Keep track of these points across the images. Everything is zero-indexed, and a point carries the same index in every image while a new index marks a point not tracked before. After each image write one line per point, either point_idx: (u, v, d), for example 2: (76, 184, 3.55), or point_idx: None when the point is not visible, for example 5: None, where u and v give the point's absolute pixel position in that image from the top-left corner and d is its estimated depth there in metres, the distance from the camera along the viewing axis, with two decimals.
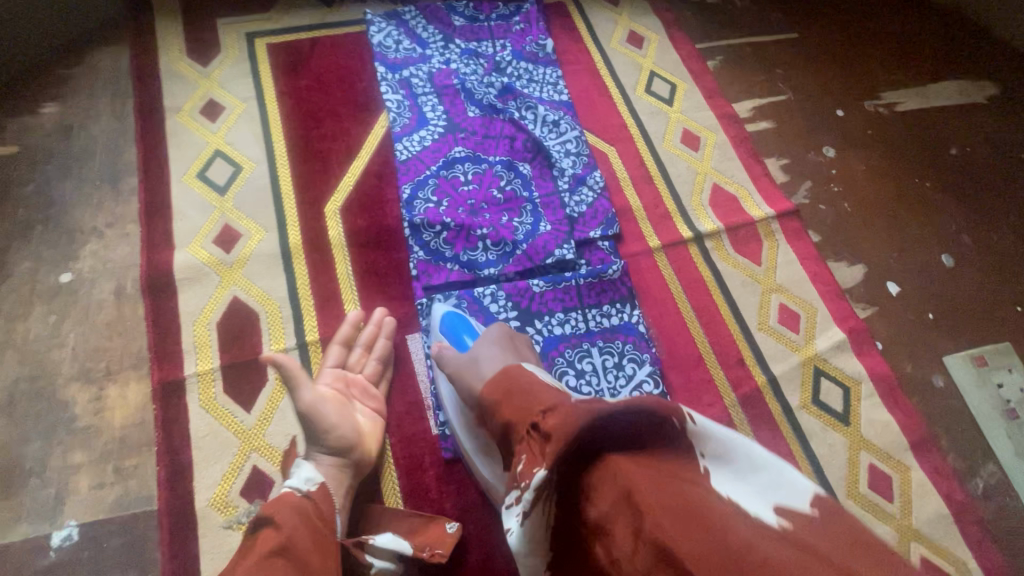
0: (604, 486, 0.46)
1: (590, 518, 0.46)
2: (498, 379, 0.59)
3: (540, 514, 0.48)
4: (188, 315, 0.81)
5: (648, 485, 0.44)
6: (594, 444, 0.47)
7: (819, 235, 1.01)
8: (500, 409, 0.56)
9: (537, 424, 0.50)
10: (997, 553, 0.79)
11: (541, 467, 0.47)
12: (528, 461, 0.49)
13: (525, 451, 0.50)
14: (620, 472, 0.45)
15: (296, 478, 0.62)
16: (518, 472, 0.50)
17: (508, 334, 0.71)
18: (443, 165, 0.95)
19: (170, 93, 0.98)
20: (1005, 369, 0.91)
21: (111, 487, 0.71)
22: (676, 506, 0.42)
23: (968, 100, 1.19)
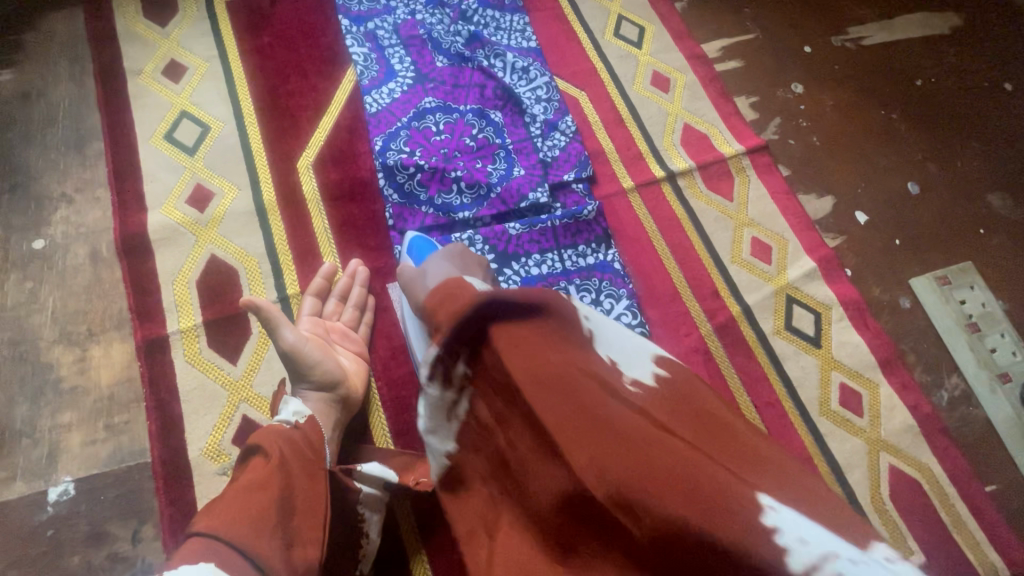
0: (491, 365, 0.51)
1: (492, 406, 0.53)
2: (440, 288, 0.56)
3: (443, 389, 0.56)
4: (167, 275, 0.81)
5: (522, 364, 0.48)
6: (492, 316, 0.50)
7: (788, 169, 1.02)
8: (431, 302, 0.57)
9: (460, 348, 0.53)
10: (960, 457, 0.84)
11: (433, 346, 0.53)
12: (436, 353, 0.54)
13: (441, 350, 0.54)
14: (500, 342, 0.49)
15: (285, 413, 0.64)
16: (427, 366, 0.55)
17: (460, 251, 0.70)
18: (414, 116, 0.95)
19: (130, 55, 0.96)
20: (967, 286, 0.94)
21: (103, 443, 0.73)
22: (545, 382, 0.47)
23: (933, 31, 1.20)
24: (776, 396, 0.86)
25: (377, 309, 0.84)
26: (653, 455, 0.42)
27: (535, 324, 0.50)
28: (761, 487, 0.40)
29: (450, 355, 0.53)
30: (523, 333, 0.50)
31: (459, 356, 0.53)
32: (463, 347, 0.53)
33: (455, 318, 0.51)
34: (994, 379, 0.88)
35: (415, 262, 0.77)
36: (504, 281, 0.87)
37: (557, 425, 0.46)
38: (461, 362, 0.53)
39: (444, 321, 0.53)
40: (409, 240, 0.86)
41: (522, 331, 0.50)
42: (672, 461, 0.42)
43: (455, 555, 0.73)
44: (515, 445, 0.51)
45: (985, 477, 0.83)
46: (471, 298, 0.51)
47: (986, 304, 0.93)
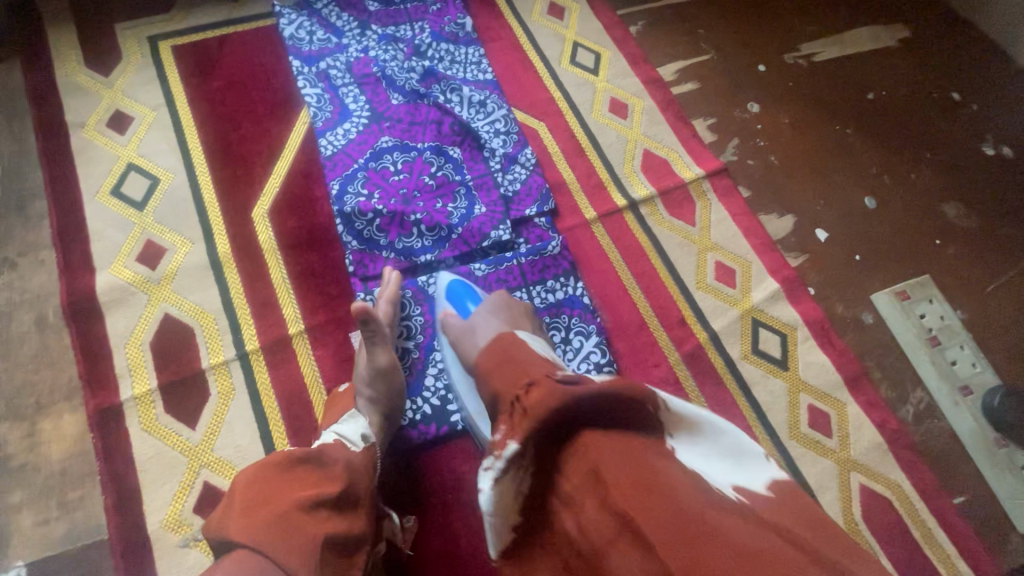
0: (575, 459, 0.46)
1: (562, 489, 0.47)
2: (492, 347, 0.61)
3: (513, 479, 0.49)
4: (119, 338, 0.79)
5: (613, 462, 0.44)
6: (580, 415, 0.47)
7: (749, 190, 1.03)
8: (491, 378, 0.58)
9: (518, 398, 0.51)
10: (928, 472, 0.85)
11: (513, 440, 0.48)
12: (505, 432, 0.50)
13: (503, 421, 0.52)
14: (596, 447, 0.45)
15: (354, 433, 0.68)
16: (494, 439, 0.51)
17: (505, 301, 0.74)
18: (371, 157, 0.94)
19: (73, 107, 0.93)
20: (926, 300, 0.96)
21: (57, 522, 0.70)
22: (640, 481, 0.42)
23: (881, 44, 1.22)
24: (746, 422, 0.86)
25: (341, 360, 0.82)
26: (770, 567, 0.38)
27: (623, 431, 0.47)
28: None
29: (529, 447, 0.48)
30: (618, 437, 0.46)
31: (531, 450, 0.48)
32: (540, 437, 0.48)
33: (539, 415, 0.48)
34: (956, 392, 0.90)
35: (462, 311, 0.78)
36: None
37: (648, 519, 0.41)
38: (518, 398, 0.51)
39: (510, 391, 0.54)
40: (373, 287, 0.85)
41: (611, 434, 0.46)
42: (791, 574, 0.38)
43: None
44: (588, 532, 0.43)
45: (953, 490, 0.84)
46: (555, 392, 0.48)
47: (945, 316, 0.95)
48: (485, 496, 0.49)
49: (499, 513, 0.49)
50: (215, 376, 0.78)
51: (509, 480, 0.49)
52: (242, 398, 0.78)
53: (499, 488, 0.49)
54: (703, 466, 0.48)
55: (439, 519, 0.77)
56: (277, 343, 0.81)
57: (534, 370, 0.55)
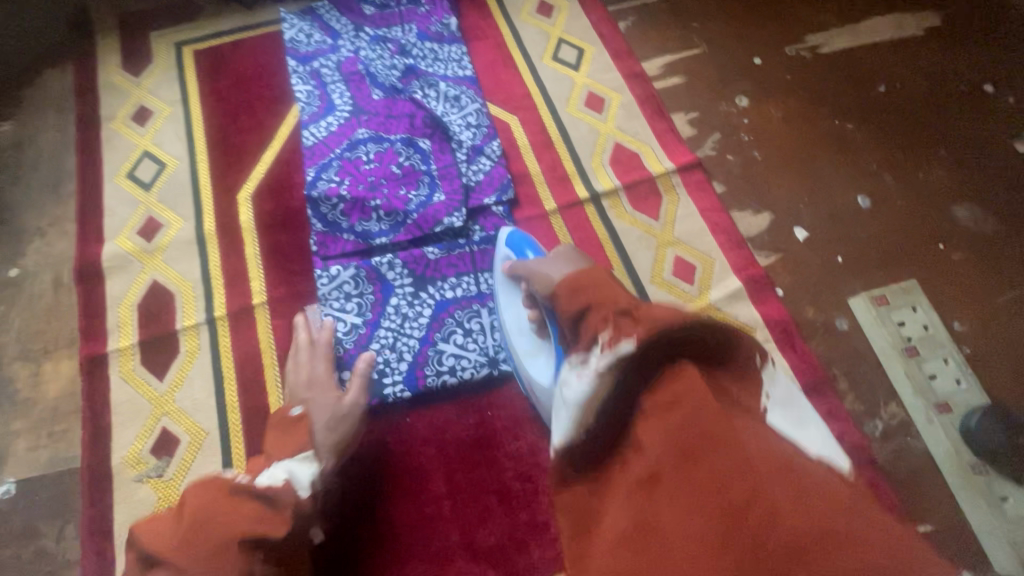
0: (661, 386, 0.46)
1: (635, 420, 0.46)
2: (575, 275, 0.61)
3: (593, 391, 0.49)
4: (114, 299, 0.91)
5: (668, 393, 0.45)
6: (683, 338, 0.47)
7: (723, 185, 0.99)
8: (575, 296, 0.58)
9: (628, 311, 0.51)
10: (889, 493, 0.77)
11: (627, 340, 0.48)
12: (603, 338, 0.51)
13: (600, 328, 0.53)
14: (681, 388, 0.45)
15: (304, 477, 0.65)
16: (600, 344, 0.51)
17: (576, 252, 0.71)
18: (346, 147, 1.01)
19: (107, 103, 1.08)
20: (908, 307, 0.88)
21: (43, 448, 0.82)
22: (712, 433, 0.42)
23: (902, 34, 1.12)
24: None
25: (295, 330, 0.89)
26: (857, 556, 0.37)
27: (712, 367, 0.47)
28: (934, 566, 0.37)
29: (643, 350, 0.48)
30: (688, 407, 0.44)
31: (654, 360, 0.47)
32: (660, 351, 0.47)
33: (651, 331, 0.48)
34: (932, 409, 0.81)
35: (521, 258, 0.83)
36: (417, 303, 0.90)
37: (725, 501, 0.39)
38: (625, 310, 0.52)
39: (605, 309, 0.54)
40: (330, 266, 0.91)
41: (710, 369, 0.47)
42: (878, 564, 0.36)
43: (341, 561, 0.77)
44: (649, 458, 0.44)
45: (918, 517, 0.76)
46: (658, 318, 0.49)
47: (930, 326, 0.86)
48: (575, 392, 0.51)
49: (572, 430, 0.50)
50: (185, 337, 0.88)
51: (605, 379, 0.49)
52: (205, 357, 0.87)
53: (591, 385, 0.50)
54: (793, 432, 0.47)
55: (384, 483, 0.81)
56: (243, 311, 0.90)
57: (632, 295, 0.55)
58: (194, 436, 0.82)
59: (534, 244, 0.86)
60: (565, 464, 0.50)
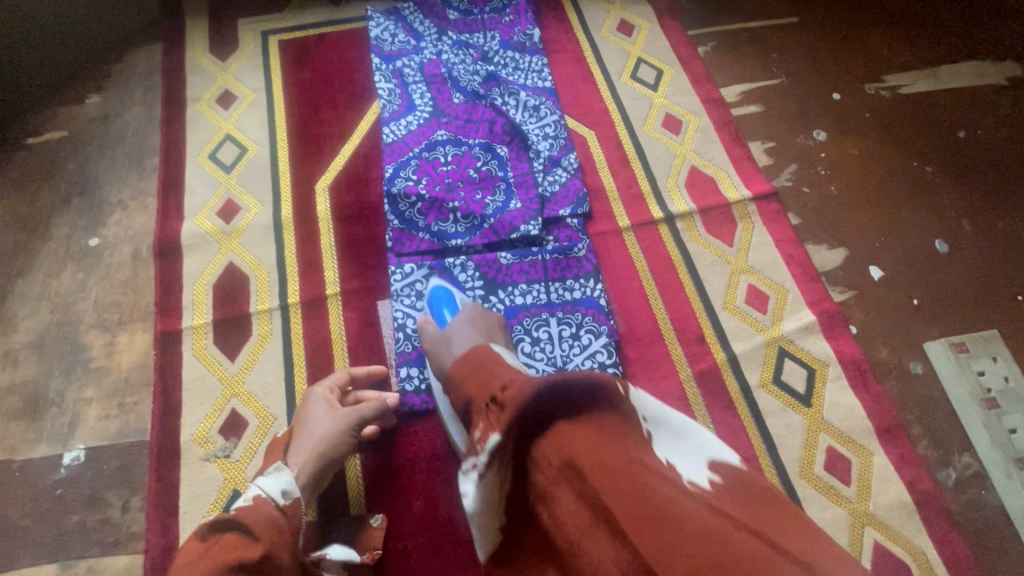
0: (548, 449, 0.51)
1: (537, 483, 0.51)
2: (467, 356, 0.66)
3: (495, 472, 0.54)
4: (190, 277, 0.92)
5: (554, 466, 0.50)
6: (539, 412, 0.52)
7: (799, 218, 0.99)
8: (466, 384, 0.63)
9: (495, 398, 0.57)
10: (962, 545, 0.76)
11: (494, 433, 0.54)
12: (484, 428, 0.56)
13: (481, 422, 0.58)
14: (567, 436, 0.50)
15: (273, 487, 0.64)
16: (474, 438, 0.57)
17: (482, 313, 0.76)
18: (425, 147, 1.02)
19: (194, 85, 1.10)
20: (988, 357, 0.87)
21: (114, 418, 0.83)
22: (611, 469, 0.47)
23: (985, 82, 1.12)
24: (754, 451, 0.82)
25: (365, 324, 0.89)
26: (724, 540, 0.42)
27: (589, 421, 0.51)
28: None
29: (508, 441, 0.53)
30: (592, 429, 0.50)
31: (508, 448, 0.53)
32: (518, 433, 0.52)
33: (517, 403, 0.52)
34: (1010, 463, 0.80)
35: (437, 317, 0.81)
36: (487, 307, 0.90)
37: (617, 501, 0.46)
38: (495, 398, 0.57)
39: (481, 396, 0.60)
40: (404, 263, 0.92)
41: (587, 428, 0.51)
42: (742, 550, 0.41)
43: (403, 561, 0.76)
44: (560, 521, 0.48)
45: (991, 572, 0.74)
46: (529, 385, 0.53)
47: (1009, 378, 0.85)
48: (469, 497, 0.57)
49: (484, 511, 0.57)
50: (258, 320, 0.89)
51: (492, 476, 0.55)
52: (276, 342, 0.87)
53: (481, 487, 0.56)
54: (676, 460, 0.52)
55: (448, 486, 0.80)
56: (316, 300, 0.91)
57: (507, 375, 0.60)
58: (262, 420, 0.82)
59: (454, 302, 0.83)
60: (495, 543, 0.58)
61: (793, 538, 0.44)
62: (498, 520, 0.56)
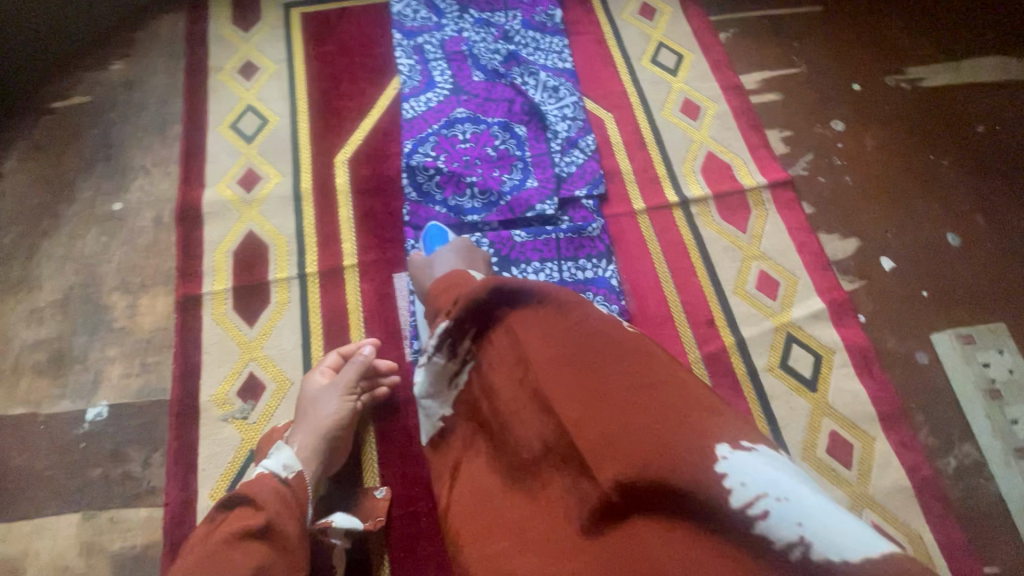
0: (498, 339, 0.56)
1: (486, 369, 0.57)
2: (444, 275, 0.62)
3: (447, 364, 0.59)
4: (211, 243, 0.94)
5: (502, 349, 0.55)
6: (498, 306, 0.56)
7: (813, 207, 0.99)
8: (439, 298, 0.59)
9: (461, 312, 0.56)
10: (957, 530, 0.78)
11: (444, 320, 0.56)
12: (442, 330, 0.57)
13: (444, 325, 0.57)
14: (517, 332, 0.55)
15: (274, 463, 0.68)
16: (433, 336, 0.58)
17: (467, 246, 0.79)
18: (444, 124, 1.02)
19: (216, 54, 1.11)
20: (994, 349, 0.88)
21: (136, 377, 0.85)
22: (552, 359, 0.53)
23: (1007, 77, 1.11)
24: (758, 433, 0.84)
25: (381, 295, 0.91)
26: (639, 415, 0.49)
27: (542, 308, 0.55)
28: (720, 435, 0.46)
29: (460, 326, 0.56)
30: (538, 320, 0.55)
31: (465, 335, 0.57)
32: (471, 323, 0.57)
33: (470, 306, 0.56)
34: (1010, 453, 0.82)
35: (426, 252, 0.86)
36: None
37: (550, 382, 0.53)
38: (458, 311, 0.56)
39: (449, 305, 0.58)
40: (420, 237, 0.94)
41: (531, 319, 0.55)
42: (654, 427, 0.47)
43: (413, 526, 0.78)
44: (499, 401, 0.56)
45: (985, 556, 0.76)
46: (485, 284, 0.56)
47: (1014, 370, 0.86)
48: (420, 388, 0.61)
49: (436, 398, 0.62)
50: (277, 288, 0.91)
51: (442, 360, 0.58)
52: (294, 309, 0.89)
53: (430, 373, 0.59)
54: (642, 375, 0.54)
55: None
56: (333, 270, 0.92)
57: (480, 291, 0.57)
58: (279, 384, 0.84)
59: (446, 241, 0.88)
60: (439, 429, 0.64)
61: (704, 411, 0.48)
62: (445, 403, 0.62)
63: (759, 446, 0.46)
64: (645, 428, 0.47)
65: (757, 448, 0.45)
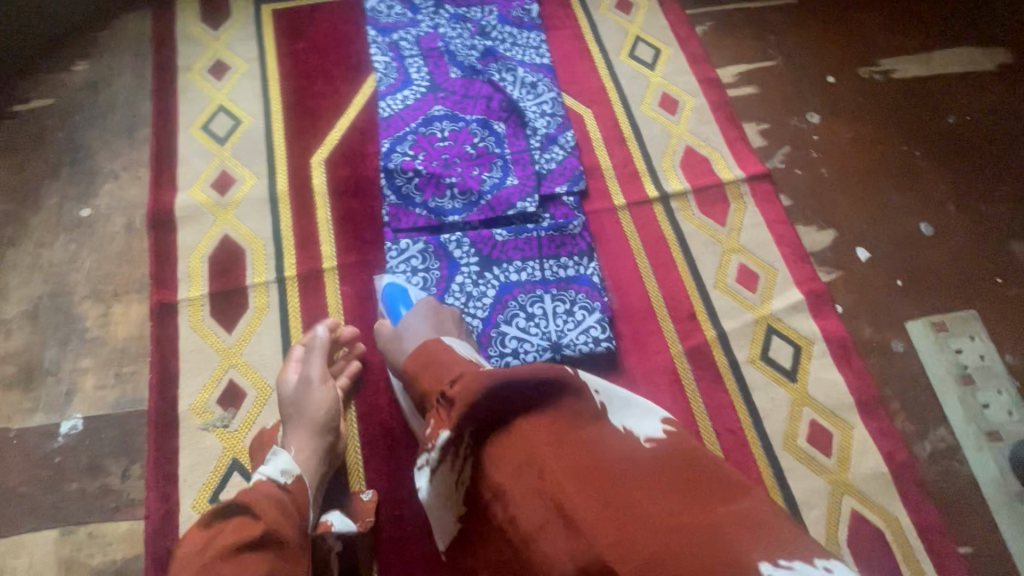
0: (506, 448, 0.52)
1: (492, 479, 0.52)
2: (419, 351, 0.66)
3: (451, 467, 0.55)
4: (185, 248, 0.92)
5: (513, 465, 0.50)
6: (501, 406, 0.53)
7: (790, 199, 1.01)
8: (421, 378, 0.63)
9: (444, 393, 0.57)
10: (933, 513, 0.80)
11: (444, 428, 0.54)
12: (436, 425, 0.56)
13: (434, 416, 0.58)
14: (527, 435, 0.51)
15: (273, 469, 0.66)
16: (427, 434, 0.58)
17: (436, 307, 0.78)
18: (422, 122, 1.01)
19: (185, 53, 1.08)
20: (966, 336, 0.90)
21: (112, 388, 0.83)
22: (571, 469, 0.48)
23: (975, 67, 1.13)
24: (740, 425, 0.85)
25: (362, 298, 0.90)
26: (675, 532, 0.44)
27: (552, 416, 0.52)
28: (761, 551, 0.42)
29: (463, 434, 0.53)
30: (546, 420, 0.52)
31: (466, 441, 0.54)
32: (470, 427, 0.53)
33: (467, 400, 0.53)
34: (983, 436, 0.84)
35: (394, 315, 0.84)
36: (482, 283, 0.91)
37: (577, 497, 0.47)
38: (444, 394, 0.57)
39: (434, 390, 0.61)
40: (400, 238, 0.93)
41: (544, 423, 0.52)
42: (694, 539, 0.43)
43: (399, 530, 0.78)
44: (517, 520, 0.49)
45: (959, 537, 0.79)
46: (480, 379, 0.54)
47: (985, 356, 0.89)
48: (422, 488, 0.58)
49: (443, 498, 0.58)
50: (255, 293, 0.89)
51: (447, 468, 0.55)
52: (273, 315, 0.88)
53: (435, 480, 0.56)
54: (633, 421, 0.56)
55: None
56: (313, 274, 0.91)
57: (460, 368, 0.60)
58: (260, 391, 0.83)
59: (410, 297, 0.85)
60: (453, 527, 0.59)
61: (733, 518, 0.45)
62: (456, 509, 0.58)
63: (798, 561, 0.41)
64: (683, 544, 0.43)
65: (795, 565, 0.41)
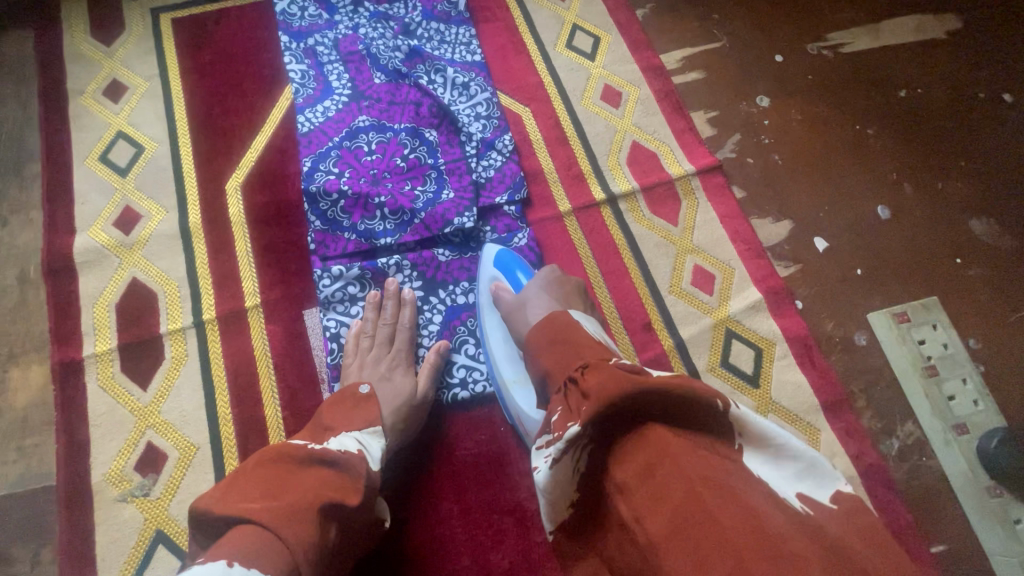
0: (630, 449, 0.45)
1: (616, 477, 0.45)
2: (549, 325, 0.60)
3: (571, 459, 0.47)
4: (88, 298, 0.83)
5: (641, 465, 0.44)
6: (627, 410, 0.46)
7: (743, 191, 0.96)
8: (544, 358, 0.58)
9: (575, 379, 0.51)
10: (904, 513, 0.77)
11: (575, 421, 0.47)
12: (563, 415, 0.49)
13: (560, 404, 0.51)
14: (655, 440, 0.44)
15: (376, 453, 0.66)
16: (553, 423, 0.50)
17: (557, 278, 0.74)
18: (346, 135, 0.92)
19: (74, 75, 0.97)
20: (929, 325, 0.87)
21: (13, 464, 0.75)
22: (711, 483, 0.41)
23: (925, 36, 1.09)
24: None
25: (291, 336, 0.83)
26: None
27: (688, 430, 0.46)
28: None
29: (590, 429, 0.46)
30: (684, 437, 0.45)
31: (587, 438, 0.47)
32: (593, 426, 0.46)
33: (605, 398, 0.46)
34: (950, 430, 0.81)
35: (512, 282, 0.81)
36: (428, 308, 0.86)
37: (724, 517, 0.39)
38: (575, 379, 0.51)
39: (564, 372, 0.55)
40: (330, 266, 0.85)
41: (678, 433, 0.45)
42: None
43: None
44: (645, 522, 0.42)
45: (932, 536, 0.76)
46: (623, 378, 0.47)
47: (949, 344, 0.86)
48: (541, 474, 0.49)
49: (553, 493, 0.49)
50: (171, 342, 0.81)
51: (567, 462, 0.47)
52: (193, 364, 0.80)
53: (554, 472, 0.48)
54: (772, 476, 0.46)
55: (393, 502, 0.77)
56: (236, 314, 0.83)
57: (591, 355, 0.55)
58: (184, 451, 0.76)
59: (524, 266, 0.83)
60: (566, 518, 0.51)
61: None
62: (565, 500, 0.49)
63: None
64: None
65: None
